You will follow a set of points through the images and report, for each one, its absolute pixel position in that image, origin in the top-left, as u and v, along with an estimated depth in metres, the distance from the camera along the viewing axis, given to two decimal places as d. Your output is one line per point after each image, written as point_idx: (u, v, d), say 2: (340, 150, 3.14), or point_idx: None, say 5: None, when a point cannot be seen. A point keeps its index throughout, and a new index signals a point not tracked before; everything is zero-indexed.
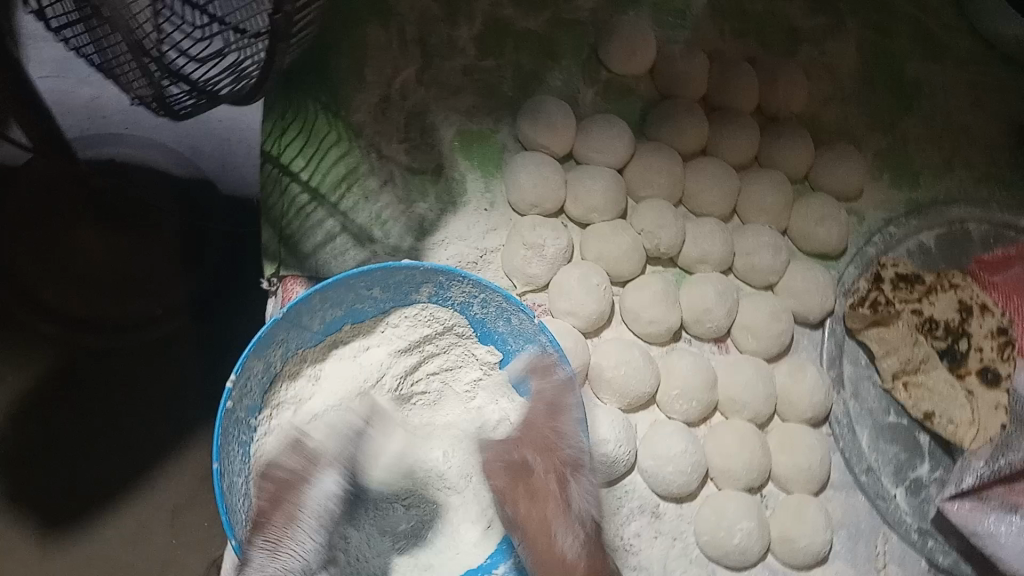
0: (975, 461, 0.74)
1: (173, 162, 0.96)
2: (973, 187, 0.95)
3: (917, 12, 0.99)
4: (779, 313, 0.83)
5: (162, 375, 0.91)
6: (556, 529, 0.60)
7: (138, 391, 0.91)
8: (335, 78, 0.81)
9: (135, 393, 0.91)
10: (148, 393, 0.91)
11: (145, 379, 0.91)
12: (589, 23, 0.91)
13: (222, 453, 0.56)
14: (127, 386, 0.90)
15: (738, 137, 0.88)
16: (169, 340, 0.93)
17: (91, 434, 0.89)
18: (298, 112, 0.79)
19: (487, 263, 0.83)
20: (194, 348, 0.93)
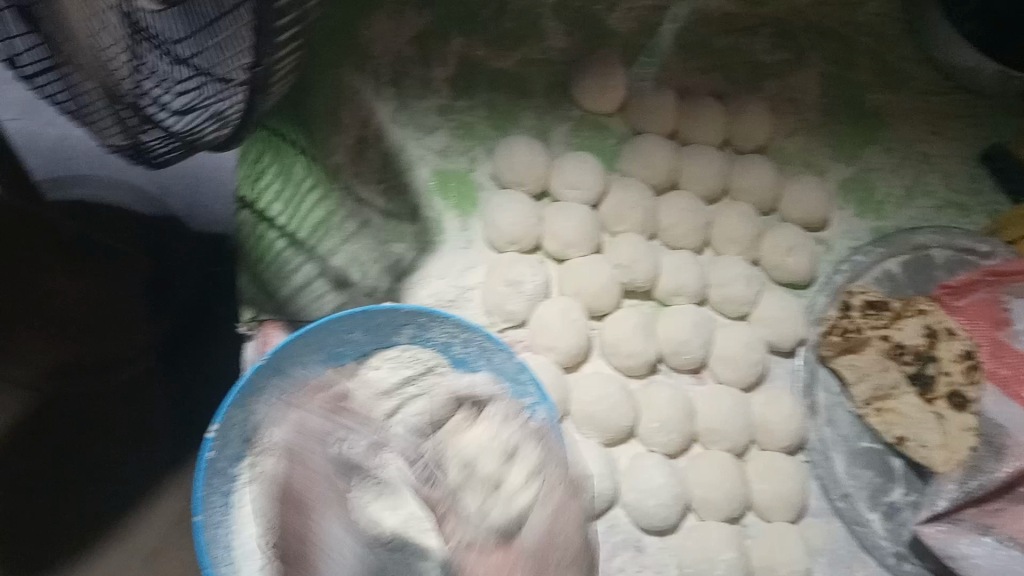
0: (947, 483, 0.76)
1: (141, 201, 0.96)
2: (938, 214, 0.98)
3: (876, 45, 1.02)
4: (753, 342, 0.84)
5: (140, 418, 0.91)
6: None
7: (117, 436, 0.90)
8: (314, 117, 0.82)
9: (116, 439, 0.90)
10: (124, 439, 0.90)
11: (125, 423, 0.90)
12: (561, 62, 0.93)
13: (203, 502, 0.61)
14: (109, 431, 0.90)
15: (704, 170, 0.90)
16: (144, 380, 0.91)
17: (66, 483, 0.88)
18: (279, 155, 0.83)
19: (466, 300, 0.83)
20: (166, 387, 0.92)
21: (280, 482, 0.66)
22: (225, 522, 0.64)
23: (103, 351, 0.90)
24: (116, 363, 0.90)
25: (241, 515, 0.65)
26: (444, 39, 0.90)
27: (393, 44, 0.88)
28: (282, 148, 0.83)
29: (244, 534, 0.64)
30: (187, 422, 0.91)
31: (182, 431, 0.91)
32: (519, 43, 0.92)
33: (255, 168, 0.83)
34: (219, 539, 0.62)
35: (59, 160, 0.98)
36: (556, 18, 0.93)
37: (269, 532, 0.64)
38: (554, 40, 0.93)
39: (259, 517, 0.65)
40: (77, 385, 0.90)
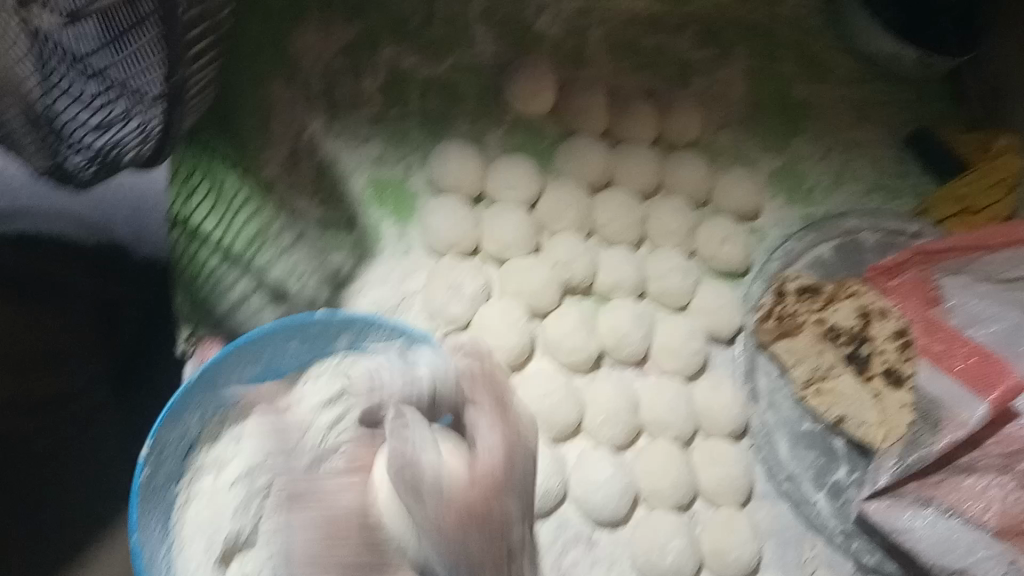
0: (886, 461, 0.78)
1: (88, 233, 0.81)
2: (866, 199, 1.01)
3: (799, 36, 1.06)
4: (694, 333, 0.87)
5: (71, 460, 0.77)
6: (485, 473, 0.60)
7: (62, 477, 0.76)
8: (244, 102, 0.84)
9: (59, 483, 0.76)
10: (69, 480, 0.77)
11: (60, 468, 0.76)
12: (490, 67, 0.95)
13: (138, 524, 0.60)
14: (28, 485, 0.75)
15: (636, 164, 0.92)
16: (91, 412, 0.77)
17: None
18: (216, 149, 0.81)
19: (408, 305, 0.84)
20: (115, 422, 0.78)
21: (219, 499, 0.66)
22: (163, 544, 0.63)
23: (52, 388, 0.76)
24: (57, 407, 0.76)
25: (183, 534, 0.65)
26: (373, 50, 0.91)
27: (323, 56, 0.90)
28: (214, 165, 0.81)
29: (186, 555, 0.64)
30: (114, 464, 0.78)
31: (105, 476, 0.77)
32: (448, 50, 0.94)
33: (188, 181, 0.80)
34: (159, 559, 0.62)
35: (12, 211, 0.79)
36: (485, 23, 0.96)
37: (211, 550, 0.64)
38: (483, 45, 0.95)
39: (201, 536, 0.65)
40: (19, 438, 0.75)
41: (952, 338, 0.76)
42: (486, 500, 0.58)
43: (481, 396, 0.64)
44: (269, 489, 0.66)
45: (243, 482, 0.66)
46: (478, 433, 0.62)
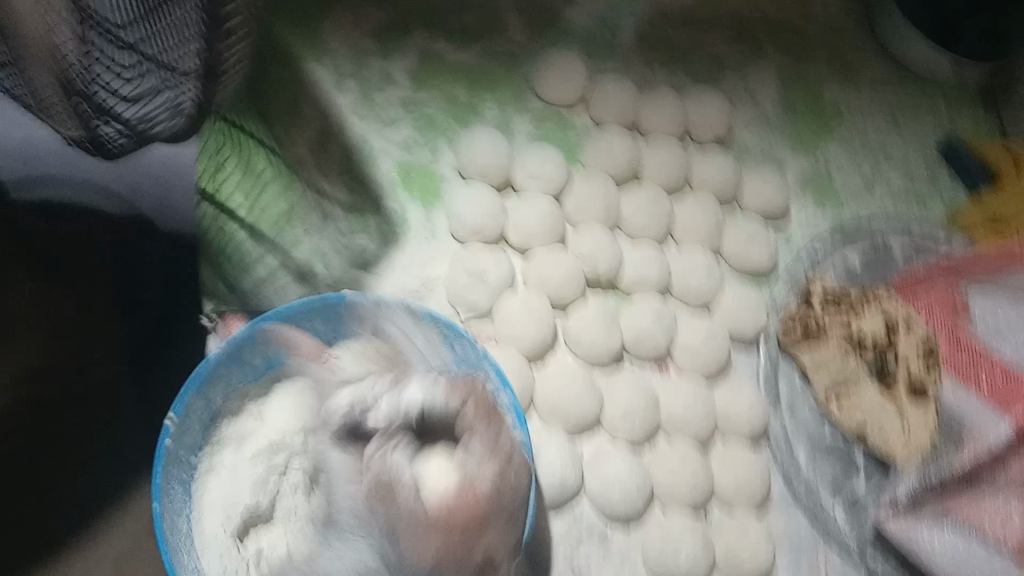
0: (907, 475, 0.77)
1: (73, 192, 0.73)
2: (896, 206, 0.99)
3: (831, 36, 1.06)
4: (713, 332, 0.86)
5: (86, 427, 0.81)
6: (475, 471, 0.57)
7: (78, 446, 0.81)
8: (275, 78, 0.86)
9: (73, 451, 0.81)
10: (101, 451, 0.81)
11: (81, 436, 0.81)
12: (522, 54, 0.94)
13: (161, 493, 0.60)
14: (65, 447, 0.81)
15: (663, 161, 0.92)
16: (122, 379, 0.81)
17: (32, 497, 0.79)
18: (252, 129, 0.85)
19: (431, 293, 0.83)
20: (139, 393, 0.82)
21: (240, 473, 0.66)
22: (185, 513, 0.63)
23: (77, 362, 0.80)
24: (84, 379, 0.80)
25: (204, 505, 0.65)
26: (405, 33, 0.91)
27: (353, 37, 0.90)
28: (245, 142, 0.85)
29: (206, 524, 0.64)
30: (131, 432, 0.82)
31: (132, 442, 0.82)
32: (480, 36, 0.94)
33: (216, 158, 0.83)
34: (180, 528, 0.62)
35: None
36: (517, 13, 0.96)
37: (231, 522, 0.64)
38: (514, 34, 0.95)
39: (221, 508, 0.65)
40: (38, 397, 0.80)
41: (977, 354, 0.75)
42: (464, 502, 0.55)
43: (473, 434, 0.60)
44: (286, 466, 0.66)
45: (264, 458, 0.66)
46: (469, 464, 0.58)
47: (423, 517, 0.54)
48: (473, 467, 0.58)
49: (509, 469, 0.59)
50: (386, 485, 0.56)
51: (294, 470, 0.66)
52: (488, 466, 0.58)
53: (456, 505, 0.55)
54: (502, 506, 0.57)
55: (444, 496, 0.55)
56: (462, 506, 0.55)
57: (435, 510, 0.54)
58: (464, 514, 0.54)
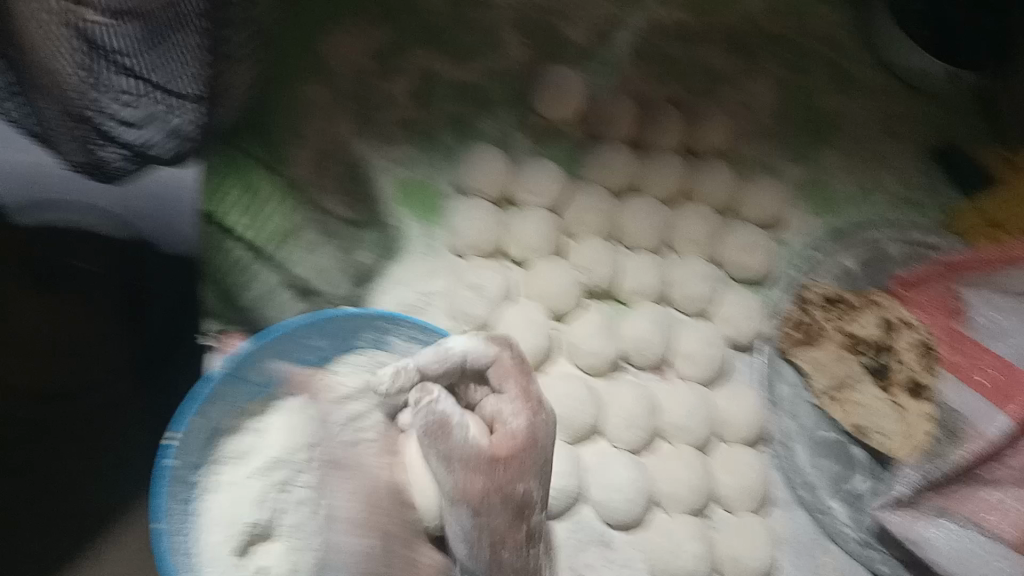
0: (904, 468, 0.79)
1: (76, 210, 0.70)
2: (890, 210, 1.00)
3: (824, 45, 1.07)
4: (712, 339, 0.88)
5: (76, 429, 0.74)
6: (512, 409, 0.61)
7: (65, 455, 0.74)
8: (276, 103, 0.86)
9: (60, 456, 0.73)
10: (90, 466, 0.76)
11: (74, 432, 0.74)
12: (519, 73, 0.96)
13: (161, 509, 0.62)
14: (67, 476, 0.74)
15: (661, 171, 0.93)
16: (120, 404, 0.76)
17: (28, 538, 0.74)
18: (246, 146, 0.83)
19: (428, 305, 0.84)
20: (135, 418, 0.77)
21: (240, 490, 0.66)
22: (184, 531, 0.64)
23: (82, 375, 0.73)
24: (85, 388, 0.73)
25: (204, 524, 0.65)
26: (404, 54, 0.94)
27: (352, 58, 0.91)
28: (240, 162, 0.82)
29: (205, 543, 0.64)
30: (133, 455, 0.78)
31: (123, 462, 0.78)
32: (477, 54, 0.96)
33: (216, 183, 0.80)
34: (180, 545, 0.63)
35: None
36: (514, 30, 0.98)
37: (231, 538, 0.65)
38: (511, 50, 0.97)
39: (221, 526, 0.65)
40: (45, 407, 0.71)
41: (977, 351, 0.79)
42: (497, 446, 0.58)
43: (508, 383, 0.63)
44: (287, 483, 0.66)
45: (263, 475, 0.66)
46: (504, 416, 0.61)
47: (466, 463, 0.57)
48: (514, 408, 0.61)
49: (541, 417, 0.62)
50: (437, 429, 0.59)
51: (294, 486, 0.66)
52: (520, 383, 0.63)
53: (502, 447, 0.58)
54: (539, 452, 0.60)
55: (494, 442, 0.59)
56: (506, 447, 0.58)
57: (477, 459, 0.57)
58: (513, 454, 0.58)
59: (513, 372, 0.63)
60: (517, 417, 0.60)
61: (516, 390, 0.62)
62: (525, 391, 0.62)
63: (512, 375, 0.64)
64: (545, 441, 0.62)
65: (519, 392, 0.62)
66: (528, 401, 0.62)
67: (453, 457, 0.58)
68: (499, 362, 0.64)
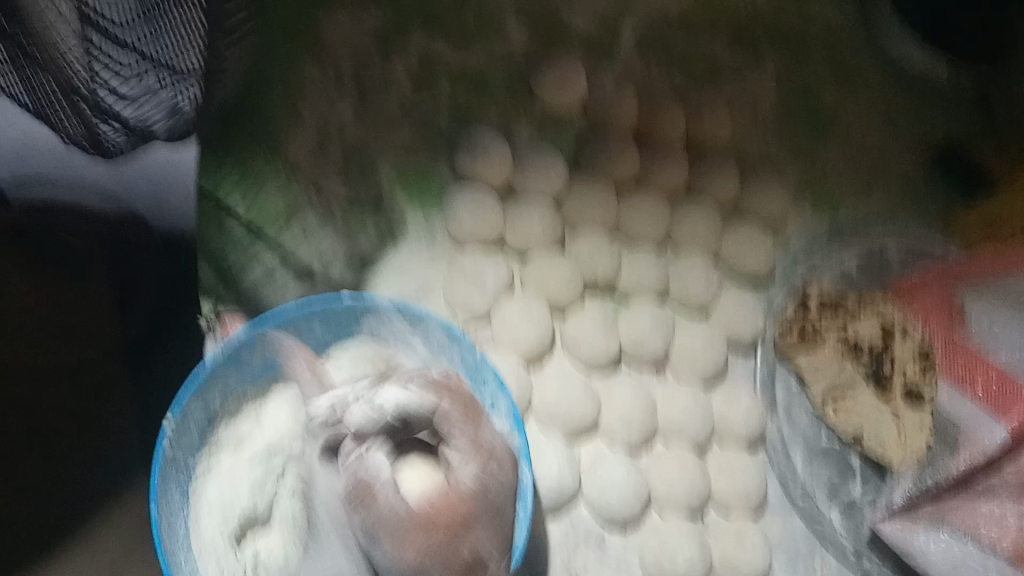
0: (902, 478, 0.78)
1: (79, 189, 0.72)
2: (893, 214, 1.00)
3: (832, 45, 1.05)
4: (713, 340, 0.86)
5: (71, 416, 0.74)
6: (460, 456, 0.59)
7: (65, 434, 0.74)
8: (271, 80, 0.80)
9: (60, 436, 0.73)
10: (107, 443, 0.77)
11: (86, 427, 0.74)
12: (522, 59, 0.94)
13: (159, 500, 0.60)
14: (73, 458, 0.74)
15: (664, 166, 0.91)
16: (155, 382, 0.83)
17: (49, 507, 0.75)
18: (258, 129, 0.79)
19: (428, 294, 0.84)
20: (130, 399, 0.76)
21: (237, 478, 0.65)
22: (182, 519, 0.63)
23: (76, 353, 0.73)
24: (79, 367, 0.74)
25: (201, 512, 0.64)
26: (405, 34, 0.91)
27: (352, 34, 0.89)
28: (250, 148, 0.79)
29: (203, 531, 0.63)
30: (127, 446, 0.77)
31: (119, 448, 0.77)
32: (480, 38, 0.93)
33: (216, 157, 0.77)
34: (178, 533, 0.62)
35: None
36: (517, 15, 0.95)
37: (228, 528, 0.64)
38: (514, 36, 0.94)
39: (219, 514, 0.64)
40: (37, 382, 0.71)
41: (975, 361, 0.73)
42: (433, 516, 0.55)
43: (457, 434, 0.59)
44: (284, 471, 0.66)
45: (262, 462, 0.65)
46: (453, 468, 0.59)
47: (399, 527, 0.54)
48: (465, 462, 0.58)
49: (497, 472, 0.59)
50: (364, 490, 0.55)
51: (291, 475, 0.66)
52: (474, 440, 0.59)
53: (438, 509, 0.55)
54: (490, 506, 0.58)
55: (431, 502, 0.56)
56: (448, 507, 0.56)
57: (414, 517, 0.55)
58: (451, 526, 0.55)
59: (461, 420, 0.59)
60: (463, 475, 0.58)
61: (465, 441, 0.59)
62: (478, 440, 0.59)
63: (468, 427, 0.60)
64: (503, 489, 0.59)
65: (470, 439, 0.59)
66: (480, 454, 0.59)
67: (382, 519, 0.54)
68: (445, 409, 0.59)
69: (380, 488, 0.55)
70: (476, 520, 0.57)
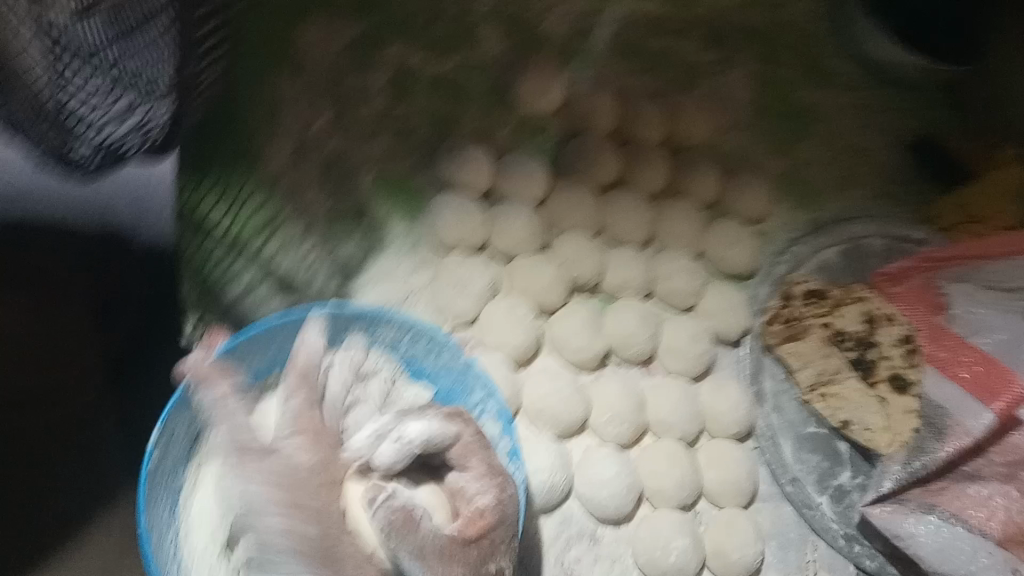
0: (891, 465, 0.78)
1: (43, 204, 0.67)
2: (872, 203, 1.01)
3: (803, 40, 1.04)
4: (698, 334, 0.87)
5: (44, 432, 0.72)
6: (477, 487, 0.64)
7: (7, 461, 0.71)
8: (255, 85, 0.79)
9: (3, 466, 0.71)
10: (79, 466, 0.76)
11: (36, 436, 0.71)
12: (499, 65, 0.95)
13: (148, 508, 0.61)
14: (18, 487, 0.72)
15: (644, 165, 0.92)
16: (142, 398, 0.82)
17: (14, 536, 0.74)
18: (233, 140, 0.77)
19: (413, 302, 0.86)
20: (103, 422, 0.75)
21: None
22: (172, 529, 0.63)
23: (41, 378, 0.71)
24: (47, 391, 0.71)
25: (190, 521, 0.65)
26: (381, 43, 0.91)
27: (327, 54, 0.87)
28: (231, 167, 0.77)
29: (192, 540, 0.64)
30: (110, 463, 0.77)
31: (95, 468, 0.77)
32: (457, 46, 0.94)
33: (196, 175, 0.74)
34: (168, 543, 0.62)
35: None
36: (493, 21, 0.96)
37: (219, 536, 0.64)
38: (491, 42, 0.95)
39: (208, 524, 0.65)
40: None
41: (958, 346, 0.75)
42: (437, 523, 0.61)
43: (471, 461, 0.65)
44: None
45: None
46: (468, 496, 0.64)
47: (436, 551, 0.58)
48: (478, 489, 0.64)
49: (508, 491, 0.65)
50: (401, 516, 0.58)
51: None
52: (480, 465, 0.65)
53: (469, 530, 0.61)
54: (506, 528, 0.64)
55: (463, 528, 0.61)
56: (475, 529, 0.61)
57: (448, 543, 0.59)
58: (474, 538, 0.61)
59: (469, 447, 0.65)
60: (483, 501, 0.63)
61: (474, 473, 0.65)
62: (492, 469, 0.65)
63: (480, 460, 0.65)
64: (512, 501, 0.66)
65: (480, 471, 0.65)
66: (491, 485, 0.64)
67: (420, 546, 0.58)
68: (461, 440, 0.65)
69: (417, 517, 0.59)
70: (495, 533, 0.62)
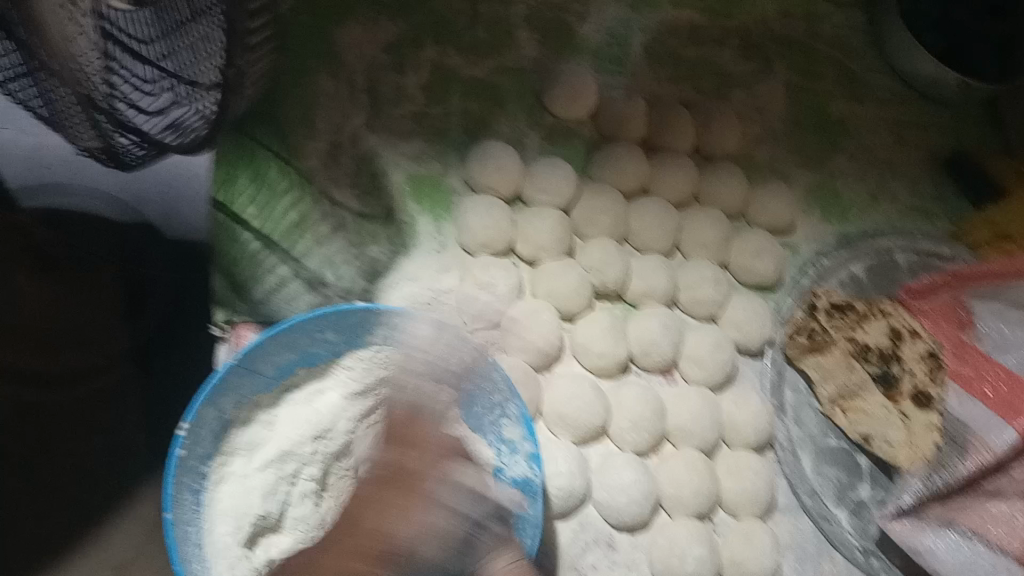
0: (911, 479, 0.77)
1: (120, 212, 0.91)
2: (901, 217, 1.00)
3: (838, 54, 1.06)
4: (722, 343, 0.87)
5: (81, 404, 0.88)
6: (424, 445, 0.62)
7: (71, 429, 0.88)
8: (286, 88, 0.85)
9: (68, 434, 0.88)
10: (121, 440, 0.89)
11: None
12: (532, 70, 0.96)
13: (172, 501, 0.60)
14: (80, 450, 0.88)
15: (672, 173, 0.92)
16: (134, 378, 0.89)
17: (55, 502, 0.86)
18: (262, 138, 0.84)
19: (440, 305, 0.82)
20: (132, 398, 0.89)
21: (250, 482, 0.67)
22: (195, 522, 0.63)
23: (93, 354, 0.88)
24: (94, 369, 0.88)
25: (213, 515, 0.64)
26: (417, 48, 0.93)
27: (366, 52, 0.91)
28: (259, 156, 0.83)
29: (215, 534, 0.64)
30: (130, 441, 0.89)
31: (124, 446, 0.89)
32: (491, 51, 0.95)
33: (230, 172, 0.83)
34: (190, 537, 0.61)
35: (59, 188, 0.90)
36: (528, 28, 0.97)
37: (241, 532, 0.65)
38: (525, 49, 0.96)
39: (231, 517, 0.65)
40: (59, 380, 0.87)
41: (982, 363, 0.75)
42: (406, 510, 0.60)
43: (402, 431, 0.63)
44: (296, 475, 0.68)
45: (275, 466, 0.67)
46: (412, 445, 0.63)
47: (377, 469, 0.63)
48: (426, 446, 0.63)
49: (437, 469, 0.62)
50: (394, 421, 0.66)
51: (303, 479, 0.68)
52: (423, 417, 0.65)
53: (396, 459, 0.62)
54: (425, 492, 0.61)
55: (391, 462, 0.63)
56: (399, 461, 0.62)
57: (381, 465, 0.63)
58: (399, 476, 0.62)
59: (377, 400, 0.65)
60: (412, 454, 0.62)
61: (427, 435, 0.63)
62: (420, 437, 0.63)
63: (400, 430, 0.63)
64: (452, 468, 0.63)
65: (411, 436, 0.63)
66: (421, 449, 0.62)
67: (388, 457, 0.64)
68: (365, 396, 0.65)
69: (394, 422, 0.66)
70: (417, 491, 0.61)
